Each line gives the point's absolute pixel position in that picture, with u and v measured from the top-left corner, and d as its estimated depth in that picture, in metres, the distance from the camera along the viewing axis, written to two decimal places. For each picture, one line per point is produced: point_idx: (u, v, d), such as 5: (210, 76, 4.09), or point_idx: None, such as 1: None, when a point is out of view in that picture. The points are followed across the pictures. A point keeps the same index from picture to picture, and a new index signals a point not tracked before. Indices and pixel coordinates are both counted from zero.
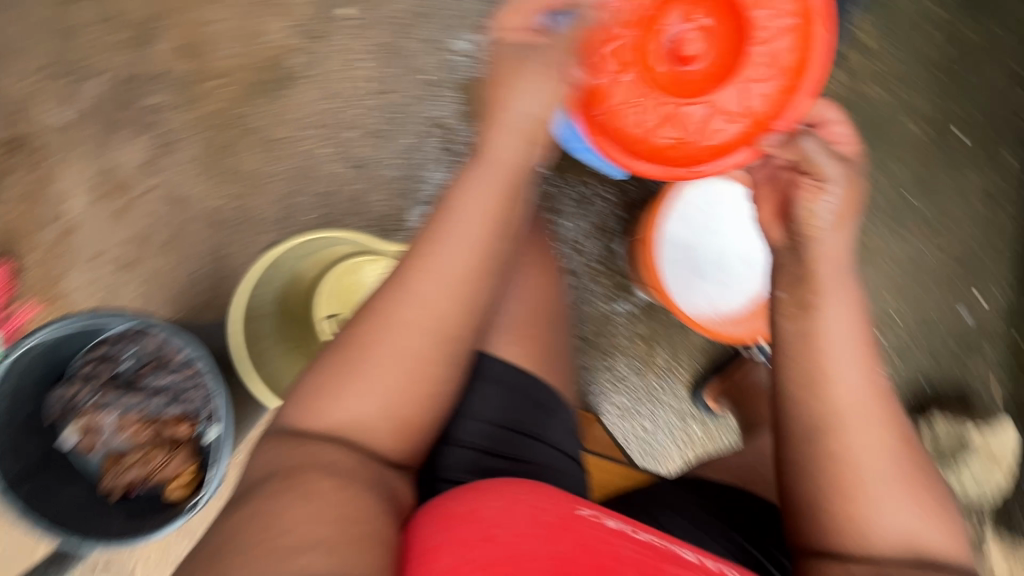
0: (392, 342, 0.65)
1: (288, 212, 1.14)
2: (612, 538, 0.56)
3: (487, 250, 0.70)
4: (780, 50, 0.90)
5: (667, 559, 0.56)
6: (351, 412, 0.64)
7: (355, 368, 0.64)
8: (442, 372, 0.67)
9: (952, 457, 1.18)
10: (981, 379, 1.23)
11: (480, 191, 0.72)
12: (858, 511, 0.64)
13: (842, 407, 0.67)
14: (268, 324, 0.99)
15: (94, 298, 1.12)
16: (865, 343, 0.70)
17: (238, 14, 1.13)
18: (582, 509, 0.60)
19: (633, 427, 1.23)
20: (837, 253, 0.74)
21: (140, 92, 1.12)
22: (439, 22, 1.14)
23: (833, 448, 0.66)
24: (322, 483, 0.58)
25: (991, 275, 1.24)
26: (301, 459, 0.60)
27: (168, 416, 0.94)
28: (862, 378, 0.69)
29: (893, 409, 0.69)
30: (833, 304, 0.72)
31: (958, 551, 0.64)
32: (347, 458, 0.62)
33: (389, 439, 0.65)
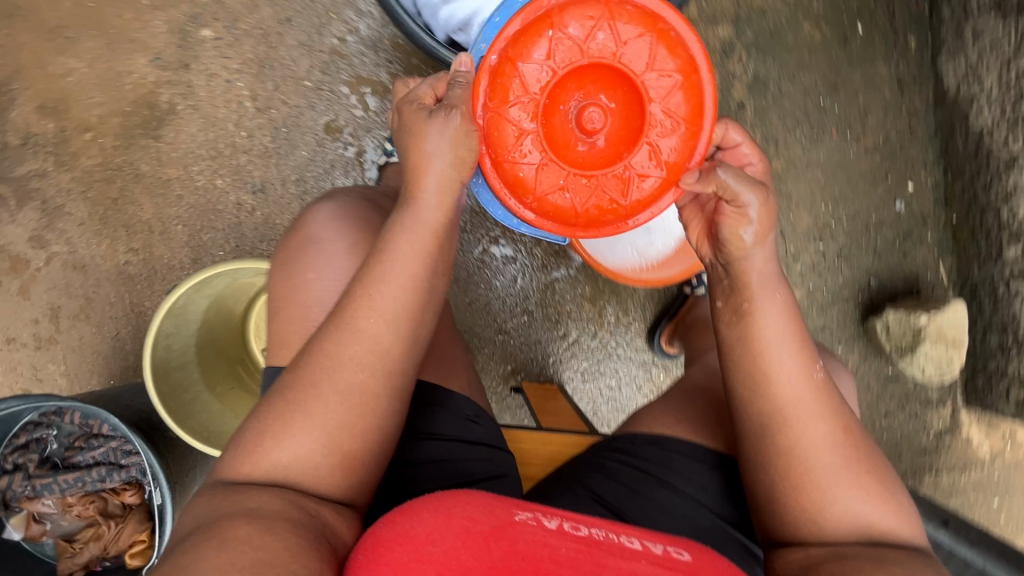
0: (336, 374, 0.60)
1: (198, 254, 1.10)
2: (548, 540, 0.49)
3: (422, 284, 0.64)
4: (680, 104, 0.69)
5: (608, 551, 0.49)
6: (292, 452, 0.58)
7: (297, 402, 0.59)
8: (392, 405, 0.62)
9: (904, 346, 1.17)
10: (926, 266, 1.23)
11: (408, 236, 0.65)
12: (811, 503, 0.64)
13: (787, 408, 0.66)
14: (194, 370, 0.93)
15: (20, 384, 1.08)
16: (800, 339, 0.67)
17: (95, 60, 1.07)
18: (517, 514, 0.52)
19: (598, 388, 1.22)
20: (764, 269, 0.67)
21: (12, 163, 1.07)
22: (306, 22, 1.09)
23: (782, 445, 0.65)
24: (244, 528, 0.50)
25: (918, 161, 1.23)
26: (230, 509, 0.53)
27: (111, 486, 0.91)
28: (803, 373, 0.66)
29: (835, 399, 0.67)
30: (767, 306, 0.67)
31: (903, 520, 0.65)
32: (277, 501, 0.55)
33: (332, 474, 0.59)
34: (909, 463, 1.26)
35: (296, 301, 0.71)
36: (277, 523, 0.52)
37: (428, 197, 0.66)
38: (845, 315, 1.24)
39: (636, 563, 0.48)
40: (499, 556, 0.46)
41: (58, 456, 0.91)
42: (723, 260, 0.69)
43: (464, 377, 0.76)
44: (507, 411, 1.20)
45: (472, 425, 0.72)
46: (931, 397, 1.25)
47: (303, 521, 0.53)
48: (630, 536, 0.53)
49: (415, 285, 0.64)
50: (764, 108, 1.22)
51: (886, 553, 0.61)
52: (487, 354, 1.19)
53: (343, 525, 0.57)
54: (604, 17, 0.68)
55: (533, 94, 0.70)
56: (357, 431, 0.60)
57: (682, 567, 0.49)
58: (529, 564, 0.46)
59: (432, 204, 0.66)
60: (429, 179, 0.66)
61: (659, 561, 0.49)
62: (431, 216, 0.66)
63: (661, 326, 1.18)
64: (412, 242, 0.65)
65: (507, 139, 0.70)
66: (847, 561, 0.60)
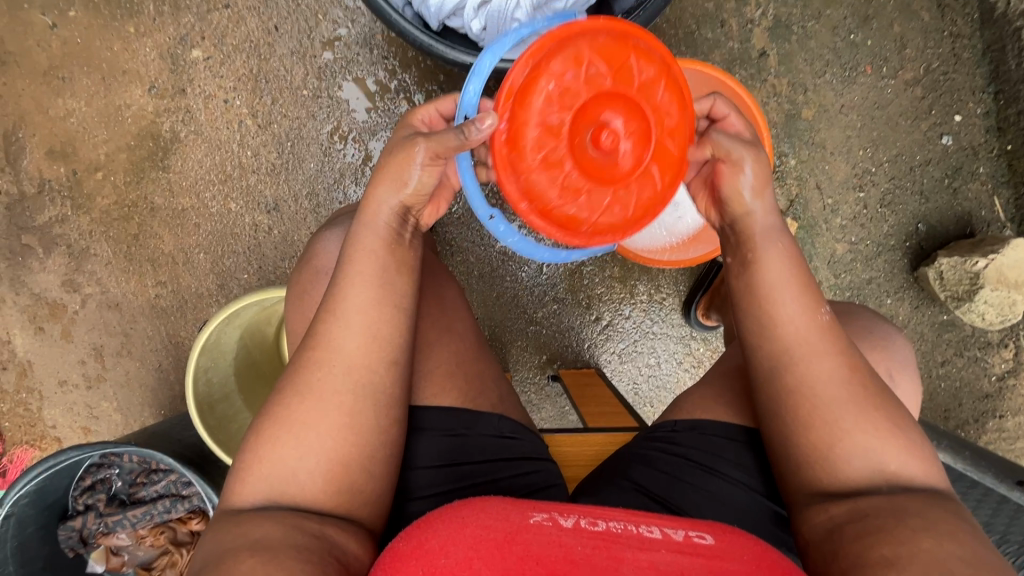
0: (310, 398, 0.56)
1: (223, 279, 1.09)
2: (565, 539, 0.43)
3: (393, 283, 0.59)
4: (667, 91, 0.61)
5: (625, 544, 0.43)
6: (272, 479, 0.54)
7: (272, 430, 0.56)
8: (371, 421, 0.57)
9: (960, 292, 1.09)
10: (981, 202, 1.15)
11: (371, 243, 0.60)
12: (821, 441, 0.59)
13: (791, 347, 0.61)
14: (235, 402, 0.94)
15: (79, 423, 1.12)
16: (799, 275, 0.62)
17: (93, 97, 1.06)
18: (531, 516, 0.46)
19: (638, 368, 1.19)
20: (761, 212, 0.64)
21: (33, 212, 1.08)
22: (298, 28, 1.06)
23: (787, 381, 0.61)
24: (246, 563, 0.46)
25: (965, 88, 1.13)
26: (233, 543, 0.49)
27: (176, 515, 0.95)
28: (805, 310, 0.61)
29: (846, 339, 0.62)
30: (770, 254, 0.63)
31: (924, 470, 0.58)
32: (279, 528, 0.50)
33: (320, 489, 0.54)
34: (970, 410, 1.19)
35: (302, 325, 0.70)
36: (282, 551, 0.47)
37: (381, 211, 0.61)
38: (892, 266, 1.16)
39: (654, 554, 0.43)
40: (512, 563, 0.41)
41: (123, 493, 0.96)
42: (728, 221, 0.66)
43: (496, 392, 0.70)
44: (547, 401, 1.18)
45: (509, 442, 0.68)
46: (992, 339, 1.18)
47: (311, 545, 0.49)
48: (649, 525, 0.47)
49: (394, 295, 0.59)
50: (788, 54, 1.13)
51: (905, 503, 0.54)
52: (521, 346, 1.17)
53: (353, 541, 0.53)
54: (582, 47, 0.59)
55: (548, 136, 0.59)
56: (347, 438, 0.56)
57: (704, 552, 0.44)
58: (545, 570, 0.41)
59: (387, 214, 0.61)
60: (379, 191, 0.61)
61: (678, 549, 0.44)
62: (384, 227, 0.60)
63: (696, 299, 1.13)
64: (375, 252, 0.59)
65: (545, 195, 0.60)
66: (868, 520, 0.54)
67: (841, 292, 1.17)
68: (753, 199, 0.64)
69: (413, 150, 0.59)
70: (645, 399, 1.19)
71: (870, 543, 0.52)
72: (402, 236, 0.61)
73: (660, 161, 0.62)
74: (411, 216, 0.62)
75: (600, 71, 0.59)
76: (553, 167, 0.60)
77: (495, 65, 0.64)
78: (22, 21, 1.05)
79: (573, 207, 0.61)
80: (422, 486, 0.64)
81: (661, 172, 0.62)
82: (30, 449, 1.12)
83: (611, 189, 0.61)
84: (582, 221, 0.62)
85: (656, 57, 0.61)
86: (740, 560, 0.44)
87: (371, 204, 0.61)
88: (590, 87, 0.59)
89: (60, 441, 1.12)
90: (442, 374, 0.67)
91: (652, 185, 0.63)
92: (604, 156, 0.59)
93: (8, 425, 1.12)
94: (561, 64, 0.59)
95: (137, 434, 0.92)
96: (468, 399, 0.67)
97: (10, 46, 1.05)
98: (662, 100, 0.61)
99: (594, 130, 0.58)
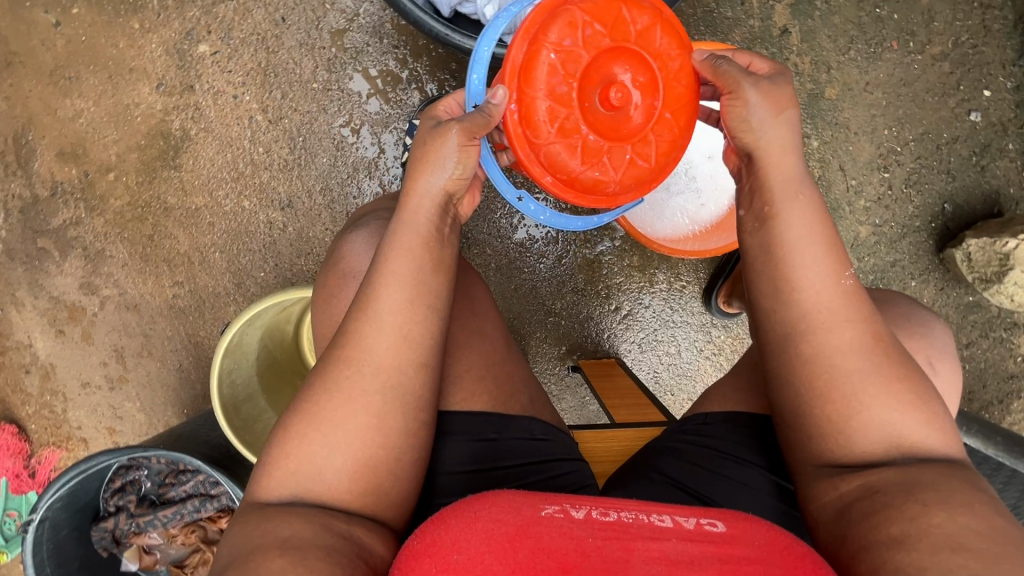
0: (340, 396, 0.54)
1: (240, 278, 1.08)
2: (575, 532, 0.41)
3: (422, 278, 0.58)
4: (664, 38, 0.66)
5: (636, 534, 0.41)
6: (303, 474, 0.52)
7: (302, 425, 0.54)
8: (400, 422, 0.55)
9: (988, 272, 1.06)
10: (1010, 180, 1.12)
11: (405, 242, 0.59)
12: (837, 415, 0.55)
13: (811, 314, 0.57)
14: (260, 403, 0.94)
15: (104, 424, 1.13)
16: (822, 227, 0.58)
17: (101, 97, 1.04)
18: (543, 508, 0.44)
19: (659, 357, 1.18)
20: (778, 151, 0.60)
21: (46, 215, 1.07)
22: (307, 19, 1.03)
23: (803, 349, 0.57)
24: (277, 562, 0.44)
25: (994, 62, 1.10)
26: (262, 540, 0.47)
27: (206, 515, 0.96)
28: (829, 275, 0.57)
29: (870, 305, 0.58)
30: (790, 207, 0.59)
31: (946, 446, 0.54)
32: (308, 527, 0.48)
33: (351, 491, 0.52)
34: (995, 392, 1.16)
35: (328, 328, 0.69)
36: (312, 552, 0.45)
37: (424, 206, 0.60)
38: (917, 247, 1.13)
39: (664, 543, 0.41)
40: (523, 557, 0.39)
41: (153, 493, 0.97)
42: (745, 163, 0.63)
43: (525, 394, 0.70)
44: (568, 391, 1.18)
45: (541, 444, 0.67)
46: (1020, 320, 1.14)
47: (340, 547, 0.47)
48: (660, 513, 0.44)
49: (426, 293, 0.58)
50: (810, 30, 1.09)
51: (918, 475, 0.50)
52: (540, 337, 1.16)
53: (379, 542, 0.51)
54: (573, 11, 0.64)
55: (563, 104, 0.64)
56: (379, 443, 0.54)
57: (714, 539, 0.42)
58: (557, 565, 0.39)
59: (428, 208, 0.60)
60: (422, 184, 0.60)
61: (688, 537, 0.42)
62: (425, 222, 0.60)
63: (716, 287, 1.10)
64: (410, 249, 0.58)
65: (568, 163, 0.66)
66: (878, 497, 0.49)
67: (864, 276, 1.14)
68: (769, 142, 0.60)
69: (447, 135, 0.60)
70: (666, 387, 1.18)
71: (876, 522, 0.48)
72: (442, 231, 0.61)
73: (672, 106, 0.67)
74: (451, 209, 0.62)
75: (597, 32, 0.64)
76: (572, 131, 0.65)
77: (492, 50, 0.67)
78: (25, 19, 1.03)
79: (597, 169, 0.66)
80: (450, 489, 0.63)
81: (673, 116, 0.67)
82: (56, 450, 1.13)
83: (628, 143, 0.66)
84: (609, 181, 0.67)
85: (646, 11, 0.66)
86: (752, 546, 0.42)
87: (414, 196, 0.60)
88: (589, 49, 0.64)
89: (85, 442, 1.13)
90: (471, 378, 0.66)
91: (668, 130, 0.67)
92: (616, 113, 0.64)
93: (33, 427, 1.12)
94: (560, 35, 0.64)
95: (162, 436, 0.92)
96: (499, 403, 0.67)
97: (15, 46, 1.03)
98: (660, 45, 0.66)
99: (602, 90, 0.64)
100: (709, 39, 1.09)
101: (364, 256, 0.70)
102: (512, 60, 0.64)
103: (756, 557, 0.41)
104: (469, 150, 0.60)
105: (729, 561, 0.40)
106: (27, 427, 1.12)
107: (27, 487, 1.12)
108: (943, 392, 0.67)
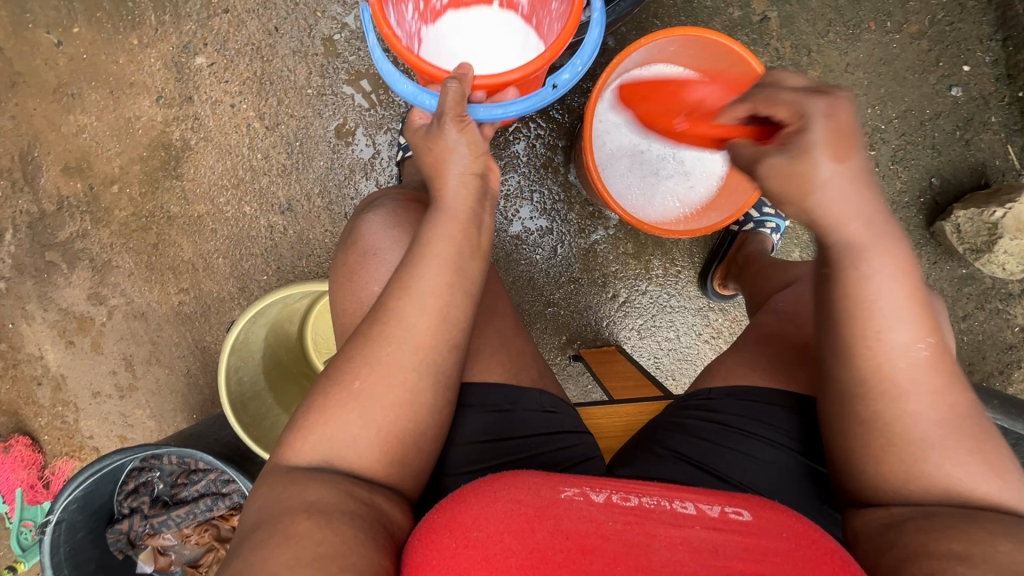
0: (362, 368, 0.55)
1: (243, 282, 1.11)
2: (596, 515, 0.42)
3: (431, 259, 0.58)
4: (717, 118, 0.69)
5: (658, 520, 0.42)
6: (329, 443, 0.53)
7: (320, 401, 0.55)
8: (417, 398, 0.55)
9: (978, 243, 1.08)
10: (994, 152, 1.13)
11: (433, 235, 0.59)
12: (895, 471, 0.52)
13: (889, 380, 0.51)
14: (267, 401, 0.96)
15: (115, 432, 1.15)
16: (909, 292, 0.52)
17: (103, 112, 1.08)
18: (563, 490, 0.46)
19: (659, 342, 1.19)
20: (833, 208, 0.53)
21: (54, 229, 1.10)
22: (301, 28, 1.07)
23: (867, 411, 0.52)
24: (304, 524, 0.46)
25: (972, 39, 1.12)
26: (289, 503, 0.48)
27: (219, 513, 0.97)
28: (906, 337, 0.51)
29: (953, 371, 0.52)
30: (854, 270, 0.53)
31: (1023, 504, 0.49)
32: (333, 492, 0.49)
33: (376, 460, 0.54)
34: (994, 362, 1.15)
35: (347, 308, 0.71)
36: (336, 516, 0.47)
37: (458, 196, 0.61)
38: (908, 223, 1.14)
39: (687, 530, 0.42)
40: (542, 538, 0.40)
41: (165, 494, 0.99)
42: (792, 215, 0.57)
43: (535, 368, 0.72)
44: (570, 379, 1.20)
45: (550, 417, 0.68)
46: (1014, 291, 1.14)
47: (362, 513, 0.48)
48: (683, 500, 0.45)
49: (446, 264, 0.58)
50: (789, 15, 1.12)
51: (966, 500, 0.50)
52: (540, 327, 1.18)
53: (398, 510, 0.52)
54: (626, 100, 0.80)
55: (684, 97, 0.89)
56: (400, 412, 0.54)
57: (739, 529, 0.42)
58: (575, 545, 0.40)
59: (463, 194, 0.61)
60: (452, 177, 0.61)
61: (712, 526, 0.42)
62: (461, 210, 0.60)
63: (711, 270, 1.13)
64: (445, 236, 0.59)
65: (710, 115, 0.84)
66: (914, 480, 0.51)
67: None
68: (830, 184, 0.53)
69: (442, 133, 0.60)
70: (667, 373, 1.20)
71: (934, 536, 0.46)
72: (479, 217, 0.62)
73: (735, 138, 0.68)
74: (487, 192, 0.63)
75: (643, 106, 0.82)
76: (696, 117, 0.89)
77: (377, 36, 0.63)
78: (28, 41, 1.07)
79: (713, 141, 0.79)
80: (462, 462, 0.64)
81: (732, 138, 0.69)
82: (69, 460, 1.15)
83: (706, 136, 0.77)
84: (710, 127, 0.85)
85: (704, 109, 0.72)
86: (777, 538, 0.42)
87: (447, 189, 0.61)
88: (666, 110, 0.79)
89: (98, 451, 1.15)
90: (482, 359, 0.68)
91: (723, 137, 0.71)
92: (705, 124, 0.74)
93: (47, 438, 1.14)
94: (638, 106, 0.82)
95: (174, 438, 0.94)
96: (510, 375, 0.69)
97: (19, 66, 1.07)
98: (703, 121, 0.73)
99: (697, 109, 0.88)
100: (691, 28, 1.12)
101: (382, 235, 0.72)
102: (406, 49, 0.60)
103: (783, 550, 0.41)
104: (468, 130, 0.61)
105: (754, 551, 0.40)
106: (40, 439, 1.14)
107: (43, 498, 1.14)
108: None
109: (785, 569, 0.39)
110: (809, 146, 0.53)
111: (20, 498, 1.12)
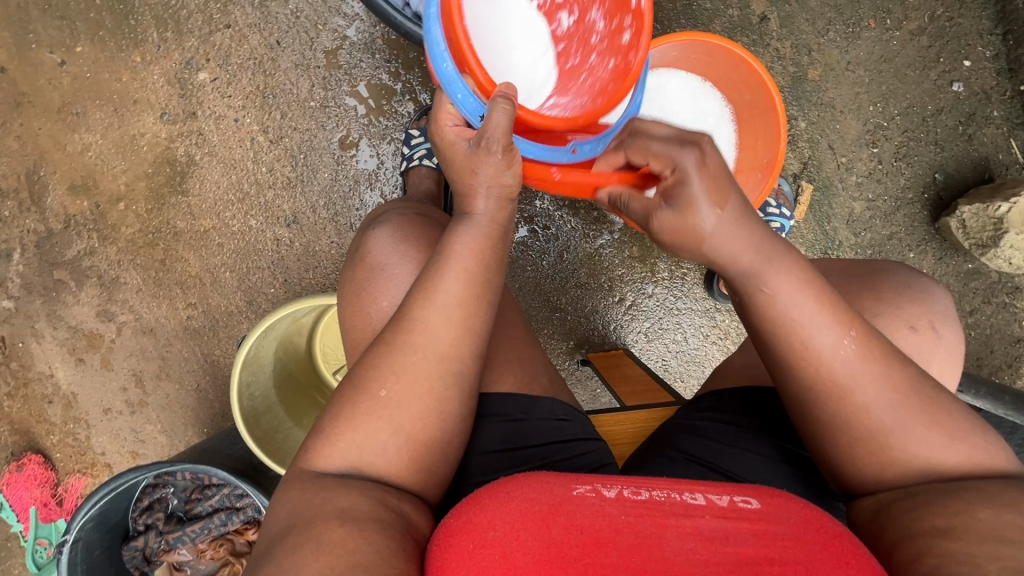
0: (382, 379, 0.55)
1: (251, 295, 1.11)
2: (607, 510, 0.43)
3: (451, 271, 0.58)
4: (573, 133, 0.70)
5: (669, 511, 0.43)
6: (357, 449, 0.53)
7: (342, 412, 0.55)
8: (438, 408, 0.55)
9: (984, 238, 1.07)
10: (997, 146, 1.13)
11: (460, 249, 0.59)
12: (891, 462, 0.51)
13: (841, 377, 0.52)
14: (278, 414, 0.96)
15: (126, 447, 1.15)
16: (810, 288, 0.53)
17: (107, 129, 1.08)
18: (575, 488, 0.46)
19: (667, 345, 1.19)
20: (724, 252, 0.53)
21: (61, 247, 1.10)
22: (303, 41, 1.07)
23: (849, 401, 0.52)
24: (338, 532, 0.46)
25: (972, 34, 1.12)
26: (320, 509, 0.48)
27: (233, 527, 0.98)
28: (827, 339, 0.52)
29: (884, 357, 0.52)
30: (759, 298, 0.53)
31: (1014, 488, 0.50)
32: (363, 500, 0.49)
33: (402, 470, 0.54)
34: (1003, 356, 1.15)
35: (357, 324, 0.71)
36: (368, 524, 0.47)
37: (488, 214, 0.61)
38: (912, 219, 1.14)
39: (698, 520, 0.42)
40: (557, 534, 0.40)
41: (180, 509, 0.99)
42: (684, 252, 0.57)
43: (547, 376, 0.72)
44: (579, 383, 1.20)
45: (564, 425, 0.68)
46: (1020, 284, 1.14)
47: (392, 521, 0.48)
48: (693, 491, 0.46)
49: (471, 276, 0.58)
50: (789, 15, 1.12)
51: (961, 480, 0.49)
52: (548, 332, 1.18)
53: (425, 519, 0.53)
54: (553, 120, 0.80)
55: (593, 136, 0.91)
56: (424, 422, 0.55)
57: (748, 516, 0.43)
58: (590, 539, 0.40)
59: (492, 210, 0.60)
60: (482, 197, 0.60)
61: (722, 514, 0.43)
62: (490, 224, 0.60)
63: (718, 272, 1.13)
64: (474, 250, 0.59)
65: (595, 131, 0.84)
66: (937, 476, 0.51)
67: (863, 251, 1.15)
68: (717, 231, 0.52)
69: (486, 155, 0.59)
70: (675, 375, 1.20)
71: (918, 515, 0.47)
72: (506, 233, 0.62)
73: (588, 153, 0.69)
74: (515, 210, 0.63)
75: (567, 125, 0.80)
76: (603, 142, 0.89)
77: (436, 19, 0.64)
78: (32, 61, 1.07)
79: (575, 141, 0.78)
80: (479, 472, 0.64)
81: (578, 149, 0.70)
82: (81, 477, 1.15)
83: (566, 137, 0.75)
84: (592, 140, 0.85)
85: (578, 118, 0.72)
86: (785, 522, 0.42)
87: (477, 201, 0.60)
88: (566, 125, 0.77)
89: (110, 467, 1.15)
90: (496, 368, 0.68)
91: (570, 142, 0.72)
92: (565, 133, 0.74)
93: (59, 456, 1.14)
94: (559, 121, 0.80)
95: (187, 452, 0.94)
96: (525, 383, 0.69)
97: (23, 87, 1.07)
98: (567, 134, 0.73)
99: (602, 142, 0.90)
100: (691, 31, 1.12)
101: (390, 251, 0.72)
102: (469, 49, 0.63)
103: (792, 534, 0.41)
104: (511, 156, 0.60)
105: (764, 536, 0.41)
106: (52, 456, 1.14)
107: (56, 516, 1.14)
108: (949, 358, 0.66)
109: (794, 552, 0.39)
110: (689, 198, 0.52)
111: (33, 516, 1.13)
